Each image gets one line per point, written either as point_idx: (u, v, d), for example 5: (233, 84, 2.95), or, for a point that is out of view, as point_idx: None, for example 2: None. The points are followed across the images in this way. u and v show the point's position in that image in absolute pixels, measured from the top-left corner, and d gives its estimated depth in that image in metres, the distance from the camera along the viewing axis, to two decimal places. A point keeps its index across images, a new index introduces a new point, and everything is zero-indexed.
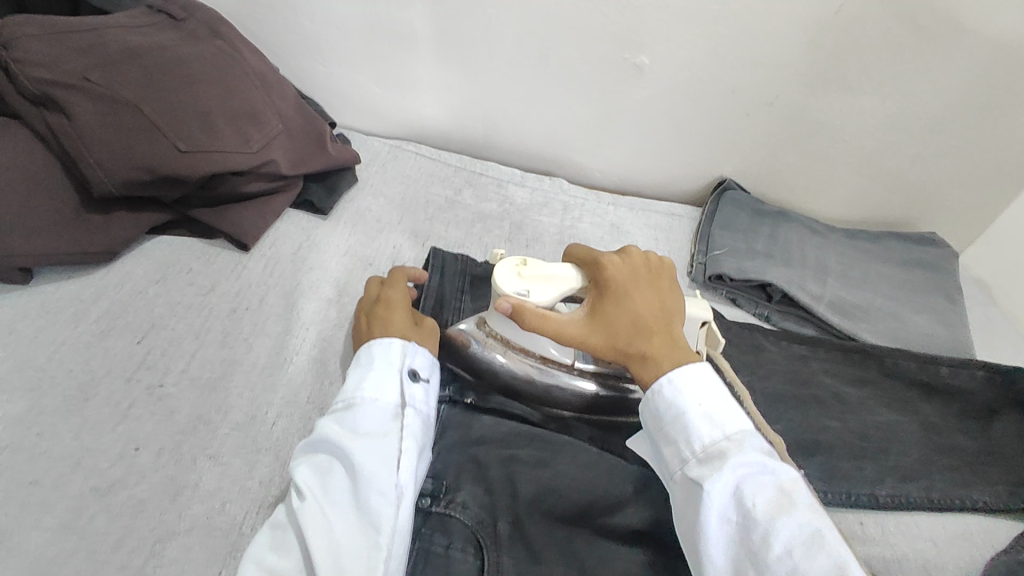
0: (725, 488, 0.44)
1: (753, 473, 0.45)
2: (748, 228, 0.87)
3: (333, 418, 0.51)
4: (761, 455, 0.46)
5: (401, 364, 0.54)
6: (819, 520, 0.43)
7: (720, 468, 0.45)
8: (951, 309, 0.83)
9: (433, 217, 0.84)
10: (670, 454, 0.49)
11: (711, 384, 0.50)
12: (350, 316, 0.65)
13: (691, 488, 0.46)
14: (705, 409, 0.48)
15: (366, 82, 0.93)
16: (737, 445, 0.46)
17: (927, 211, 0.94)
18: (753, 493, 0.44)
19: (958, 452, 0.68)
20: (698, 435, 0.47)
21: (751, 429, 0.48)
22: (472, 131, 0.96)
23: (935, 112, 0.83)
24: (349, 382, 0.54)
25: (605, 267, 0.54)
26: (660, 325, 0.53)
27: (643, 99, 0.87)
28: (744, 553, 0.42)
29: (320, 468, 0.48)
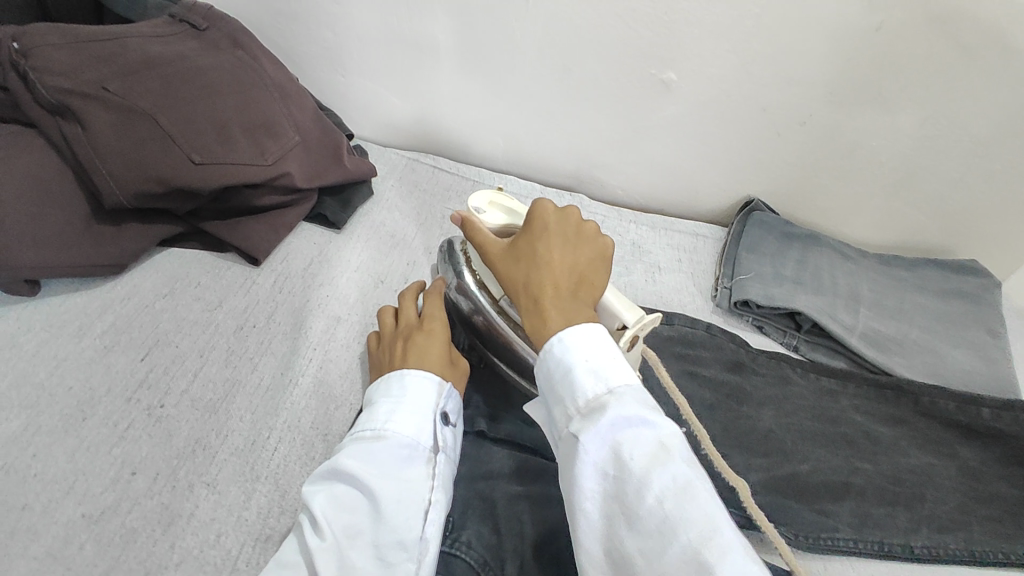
0: (604, 443, 0.40)
1: (632, 426, 0.40)
2: (776, 253, 0.84)
3: (359, 448, 0.47)
4: (642, 408, 0.41)
5: (436, 405, 0.52)
6: (694, 474, 0.38)
7: (597, 424, 0.40)
8: (995, 344, 0.78)
9: (448, 233, 0.82)
10: (557, 414, 0.44)
11: (597, 336, 0.45)
12: (359, 336, 0.63)
13: (569, 444, 0.41)
14: (592, 363, 0.43)
15: (386, 94, 0.92)
16: (617, 399, 0.41)
17: (967, 239, 0.89)
18: (630, 446, 0.39)
19: (999, 502, 0.64)
20: (582, 391, 0.43)
21: (636, 383, 0.43)
22: (491, 145, 0.94)
23: (981, 135, 0.78)
24: (378, 409, 0.51)
25: (537, 203, 0.54)
26: (562, 274, 0.50)
27: (669, 116, 0.84)
28: (616, 508, 0.38)
29: (340, 504, 0.45)
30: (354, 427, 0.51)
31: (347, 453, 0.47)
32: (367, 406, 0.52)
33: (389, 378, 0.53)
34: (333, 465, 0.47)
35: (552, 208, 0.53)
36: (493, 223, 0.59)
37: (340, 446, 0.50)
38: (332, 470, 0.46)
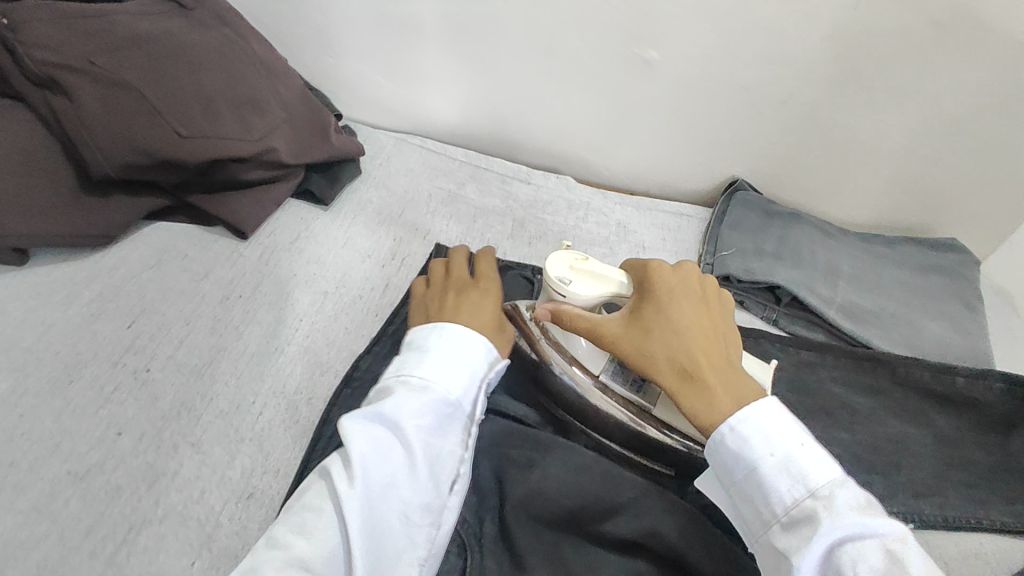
0: (821, 556, 0.40)
1: (852, 537, 0.40)
2: (758, 229, 0.85)
3: (403, 398, 0.48)
4: (858, 515, 0.41)
5: (481, 373, 0.52)
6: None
7: (810, 540, 0.41)
8: (970, 319, 0.79)
9: (436, 211, 0.82)
10: (753, 513, 0.45)
11: (781, 423, 0.46)
12: (345, 308, 0.64)
13: (781, 556, 0.43)
14: (783, 457, 0.44)
15: (374, 75, 0.92)
16: (827, 505, 0.42)
17: (946, 218, 0.91)
18: (855, 562, 0.39)
19: (972, 468, 0.65)
20: (778, 493, 0.43)
21: (840, 475, 0.43)
22: (479, 127, 0.95)
23: (957, 114, 0.79)
24: (429, 363, 0.50)
25: (653, 271, 0.54)
26: (707, 342, 0.51)
27: (653, 95, 0.85)
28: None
29: (379, 451, 0.45)
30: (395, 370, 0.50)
31: (392, 402, 0.47)
32: (411, 351, 0.52)
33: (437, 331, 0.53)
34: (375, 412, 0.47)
35: (670, 272, 0.54)
36: (591, 295, 0.56)
37: (379, 389, 0.50)
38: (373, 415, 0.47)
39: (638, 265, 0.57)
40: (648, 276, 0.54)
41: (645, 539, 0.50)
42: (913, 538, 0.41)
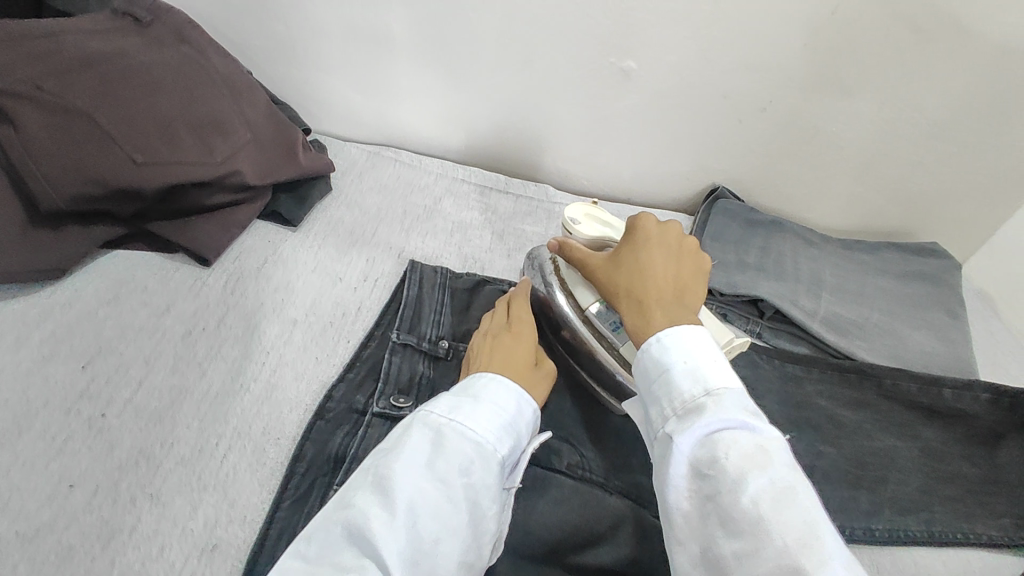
0: (697, 443, 0.40)
1: (732, 427, 0.40)
2: (739, 240, 0.84)
3: (458, 452, 0.46)
4: (741, 412, 0.40)
5: (528, 429, 0.52)
6: (796, 479, 0.38)
7: (694, 426, 0.40)
8: (954, 325, 0.79)
9: (410, 228, 0.80)
10: (653, 414, 0.44)
11: (700, 337, 0.45)
12: (315, 338, 0.62)
13: (664, 445, 0.42)
14: (691, 364, 0.43)
15: (344, 87, 0.89)
16: (716, 401, 0.41)
17: (927, 221, 0.90)
18: (725, 444, 0.39)
19: (960, 481, 0.64)
20: (679, 391, 0.43)
21: (739, 387, 0.42)
22: (454, 138, 0.93)
23: (935, 118, 0.79)
24: (487, 415, 0.49)
25: (638, 218, 0.54)
26: (665, 282, 0.50)
27: (631, 104, 0.83)
28: (709, 507, 0.38)
29: (433, 506, 0.44)
30: (441, 416, 0.49)
31: (446, 456, 0.46)
32: (454, 397, 0.50)
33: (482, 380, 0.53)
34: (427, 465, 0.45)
35: (653, 222, 0.53)
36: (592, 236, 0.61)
37: (422, 436, 0.48)
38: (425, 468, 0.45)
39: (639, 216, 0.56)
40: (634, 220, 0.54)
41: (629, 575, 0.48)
42: (789, 449, 0.40)
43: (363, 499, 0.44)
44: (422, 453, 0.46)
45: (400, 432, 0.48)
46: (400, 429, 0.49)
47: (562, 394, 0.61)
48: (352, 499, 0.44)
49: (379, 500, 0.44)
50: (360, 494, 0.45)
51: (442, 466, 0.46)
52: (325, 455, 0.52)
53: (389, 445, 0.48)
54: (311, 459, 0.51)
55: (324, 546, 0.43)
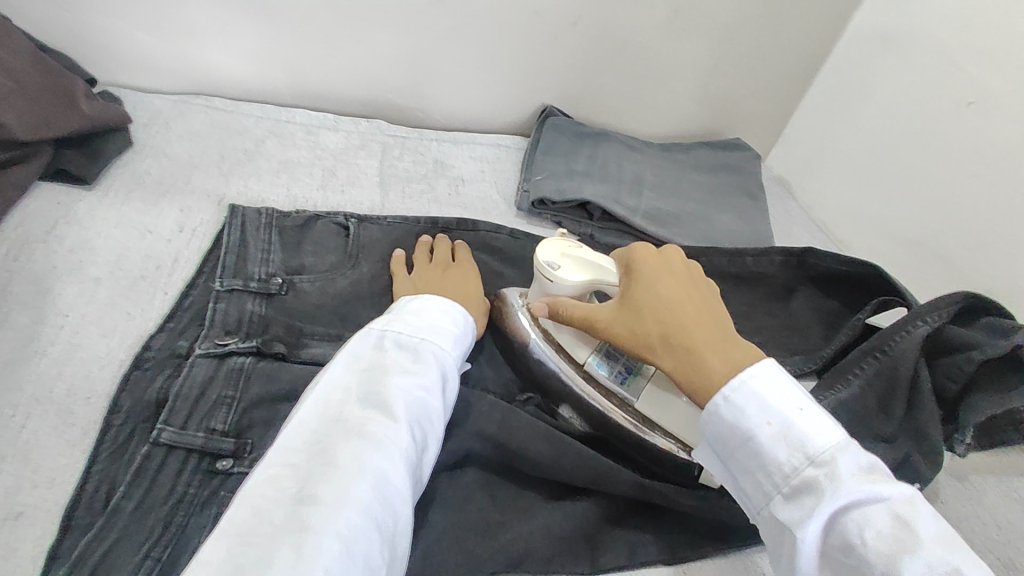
0: (821, 526, 0.40)
1: (853, 502, 0.39)
2: (569, 152, 0.88)
3: (439, 370, 0.50)
4: (858, 480, 0.40)
5: (469, 343, 0.56)
6: (946, 542, 0.37)
7: (814, 512, 0.40)
8: (754, 206, 0.89)
9: (230, 173, 0.75)
10: (753, 489, 0.44)
11: (783, 391, 0.44)
12: (124, 293, 0.58)
13: (783, 525, 0.42)
14: (782, 426, 0.43)
15: (129, 28, 0.79)
16: (829, 473, 0.40)
17: (732, 119, 0.99)
18: (861, 529, 0.38)
19: (761, 332, 0.75)
20: (777, 462, 0.42)
21: (843, 440, 0.42)
22: (271, 79, 0.86)
23: (723, 22, 0.87)
24: (445, 328, 0.53)
25: (635, 254, 0.54)
26: (695, 314, 0.50)
27: (448, 27, 0.83)
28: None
29: (415, 403, 0.46)
30: (416, 336, 0.51)
31: (431, 373, 0.49)
32: (418, 318, 0.52)
33: (426, 301, 0.55)
34: (417, 380, 0.48)
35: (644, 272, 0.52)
36: (572, 281, 0.57)
37: (402, 354, 0.49)
38: (417, 383, 0.47)
39: (625, 250, 0.56)
40: (631, 260, 0.54)
41: (473, 452, 0.51)
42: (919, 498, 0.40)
43: (354, 413, 0.44)
44: (407, 369, 0.48)
45: (376, 351, 0.49)
46: (374, 348, 0.49)
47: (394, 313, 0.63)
48: (342, 414, 0.44)
49: (372, 411, 0.45)
50: (348, 406, 0.45)
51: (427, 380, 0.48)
52: (145, 400, 0.49)
53: (367, 362, 0.48)
54: (127, 410, 0.49)
55: (315, 459, 0.42)
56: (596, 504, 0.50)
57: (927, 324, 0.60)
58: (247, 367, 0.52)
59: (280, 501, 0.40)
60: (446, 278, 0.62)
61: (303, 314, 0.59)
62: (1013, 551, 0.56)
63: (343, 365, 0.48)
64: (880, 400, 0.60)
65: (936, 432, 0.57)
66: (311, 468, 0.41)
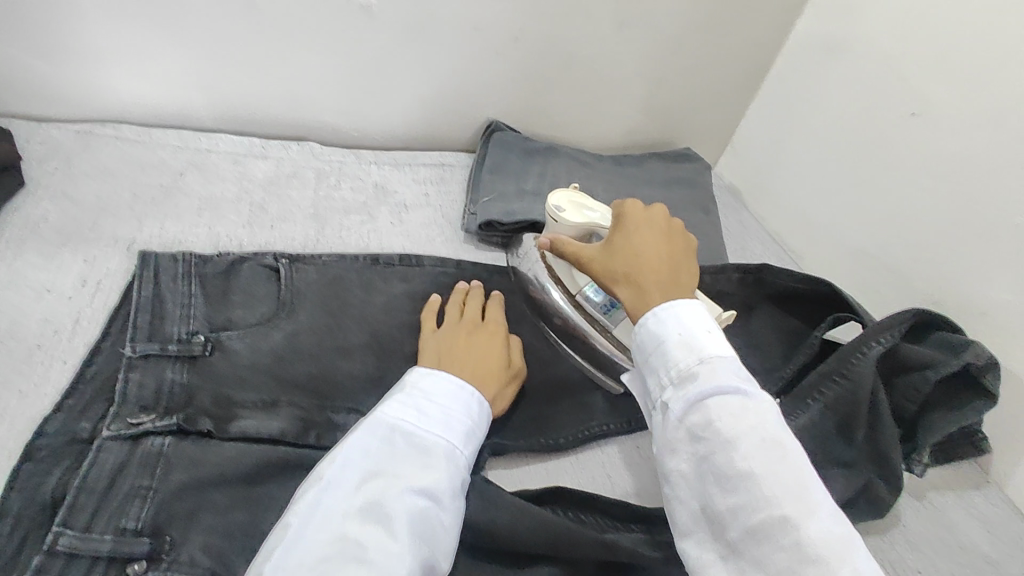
0: (695, 408, 0.43)
1: (723, 391, 0.42)
2: (517, 170, 0.84)
3: (448, 471, 0.45)
4: (735, 380, 0.43)
5: (485, 427, 0.51)
6: (787, 436, 0.42)
7: (693, 395, 0.43)
8: (707, 220, 0.87)
9: (144, 214, 0.68)
10: (652, 384, 0.47)
11: (695, 311, 0.47)
12: (17, 368, 0.51)
13: (665, 412, 0.45)
14: (686, 334, 0.46)
15: (15, 52, 0.70)
16: (711, 369, 0.44)
17: (682, 128, 0.97)
18: (721, 414, 0.42)
19: None
20: (676, 362, 0.45)
21: (733, 356, 0.45)
22: (188, 104, 0.79)
23: (668, 32, 0.85)
24: (457, 416, 0.49)
25: (623, 203, 0.55)
26: (657, 259, 0.51)
27: (381, 44, 0.77)
28: (703, 469, 0.41)
29: (418, 516, 0.42)
30: (422, 433, 0.46)
31: (436, 476, 0.44)
32: (427, 406, 0.48)
33: (440, 381, 0.50)
34: (423, 488, 0.43)
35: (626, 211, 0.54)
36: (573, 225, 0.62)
37: (408, 455, 0.45)
38: (423, 491, 0.43)
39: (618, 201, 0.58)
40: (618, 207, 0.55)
41: None
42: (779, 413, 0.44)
43: (351, 530, 0.41)
44: (413, 475, 0.44)
45: (381, 451, 0.45)
46: (377, 442, 0.46)
47: (335, 365, 0.58)
48: (341, 532, 0.41)
49: (369, 527, 0.41)
50: (347, 520, 0.42)
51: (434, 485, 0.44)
52: (38, 501, 0.44)
53: (371, 469, 0.44)
54: (20, 513, 0.43)
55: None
56: (562, 571, 0.47)
57: (882, 344, 0.59)
58: (165, 450, 0.48)
59: None
60: (470, 342, 0.58)
61: (238, 376, 0.54)
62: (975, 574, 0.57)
63: (344, 469, 0.44)
64: (841, 427, 0.59)
65: (896, 456, 0.57)
66: None
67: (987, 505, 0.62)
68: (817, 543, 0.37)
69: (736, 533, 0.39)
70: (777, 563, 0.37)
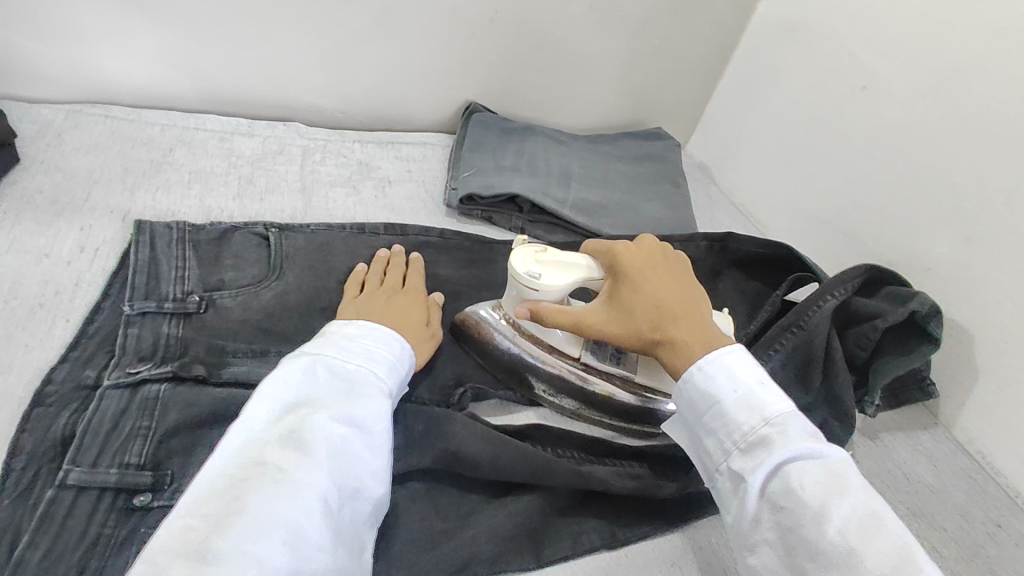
0: (769, 473, 0.42)
1: (798, 454, 0.42)
2: (495, 147, 0.88)
3: (373, 399, 0.47)
4: (805, 439, 0.42)
5: (408, 372, 0.53)
6: (876, 502, 0.41)
7: (766, 459, 0.42)
8: (677, 193, 0.92)
9: (136, 187, 0.70)
10: (711, 445, 0.46)
11: (744, 363, 0.47)
12: (21, 324, 0.54)
13: (735, 479, 0.44)
14: (743, 391, 0.45)
15: (5, 33, 0.72)
16: (780, 431, 0.43)
17: (653, 109, 1.02)
18: (801, 478, 0.41)
19: None
20: (738, 422, 0.44)
21: (794, 410, 0.45)
22: (176, 85, 0.81)
23: (636, 15, 0.89)
24: (379, 357, 0.50)
25: (619, 254, 0.53)
26: (680, 307, 0.51)
27: (362, 26, 0.81)
28: (792, 539, 0.40)
29: (342, 442, 0.43)
30: (348, 365, 0.48)
31: (360, 407, 0.46)
32: (352, 344, 0.51)
33: (366, 325, 0.53)
34: (347, 413, 0.45)
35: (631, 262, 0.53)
36: (560, 284, 0.55)
37: (333, 385, 0.47)
38: (345, 416, 0.44)
39: (602, 247, 0.55)
40: (615, 259, 0.54)
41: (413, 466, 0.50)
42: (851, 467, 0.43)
43: (273, 455, 0.41)
44: (336, 404, 0.46)
45: (306, 382, 0.47)
46: (300, 378, 0.47)
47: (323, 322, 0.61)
48: (260, 455, 0.41)
49: (291, 451, 0.42)
50: (267, 445, 0.42)
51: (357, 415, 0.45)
52: (47, 441, 0.47)
53: (296, 399, 0.46)
54: (30, 451, 0.46)
55: (226, 502, 0.38)
56: (540, 498, 0.51)
57: (835, 297, 0.64)
58: (164, 394, 0.51)
59: (182, 556, 0.36)
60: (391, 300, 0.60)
61: (233, 331, 0.57)
62: (919, 502, 0.61)
63: (269, 401, 0.45)
64: (798, 372, 0.63)
65: (849, 399, 0.61)
66: (217, 516, 0.38)
67: (932, 445, 0.67)
68: None
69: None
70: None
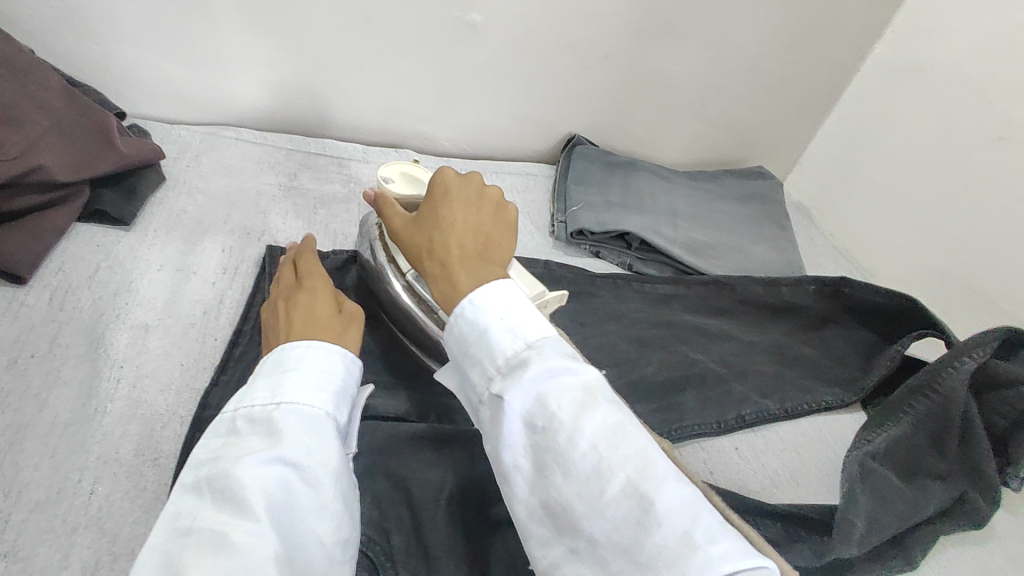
0: (531, 398, 0.40)
1: (554, 375, 0.40)
2: (602, 181, 0.88)
3: (301, 432, 0.43)
4: (558, 359, 0.41)
5: (350, 385, 0.49)
6: (621, 414, 0.40)
7: (522, 382, 0.40)
8: (782, 235, 0.91)
9: (268, 210, 0.74)
10: (475, 376, 0.42)
11: (506, 291, 0.44)
12: (176, 342, 0.57)
13: (495, 406, 0.41)
14: (508, 320, 0.43)
15: (154, 58, 0.76)
16: (539, 353, 0.41)
17: (754, 147, 1.00)
18: (554, 398, 0.39)
19: (805, 360, 0.73)
20: (500, 349, 0.42)
21: (552, 333, 0.43)
22: (299, 109, 0.84)
23: (750, 54, 0.88)
24: (303, 377, 0.46)
25: (437, 174, 0.50)
26: (466, 238, 0.48)
27: (481, 60, 0.83)
28: (547, 459, 0.38)
29: (276, 486, 0.40)
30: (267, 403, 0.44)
31: (289, 441, 0.42)
32: (274, 376, 0.46)
33: (286, 347, 0.49)
34: (274, 454, 0.41)
35: (455, 173, 0.51)
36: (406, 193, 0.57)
37: (256, 428, 0.43)
38: (272, 459, 0.41)
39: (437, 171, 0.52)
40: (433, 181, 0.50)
41: None
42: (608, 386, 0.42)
43: (205, 519, 0.39)
44: (262, 446, 0.42)
45: (230, 436, 0.43)
46: (228, 431, 0.44)
47: None
48: (191, 523, 0.38)
49: (226, 511, 0.39)
50: (197, 510, 0.39)
51: (289, 450, 0.42)
52: None
53: (220, 453, 0.42)
54: None
55: None
56: None
57: (973, 360, 0.60)
58: None
59: None
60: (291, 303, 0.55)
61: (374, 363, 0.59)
62: None
63: (192, 465, 0.42)
64: (932, 437, 0.60)
65: (989, 468, 0.57)
66: None
67: None
68: (665, 516, 0.35)
69: (593, 523, 0.36)
70: (633, 544, 0.35)
